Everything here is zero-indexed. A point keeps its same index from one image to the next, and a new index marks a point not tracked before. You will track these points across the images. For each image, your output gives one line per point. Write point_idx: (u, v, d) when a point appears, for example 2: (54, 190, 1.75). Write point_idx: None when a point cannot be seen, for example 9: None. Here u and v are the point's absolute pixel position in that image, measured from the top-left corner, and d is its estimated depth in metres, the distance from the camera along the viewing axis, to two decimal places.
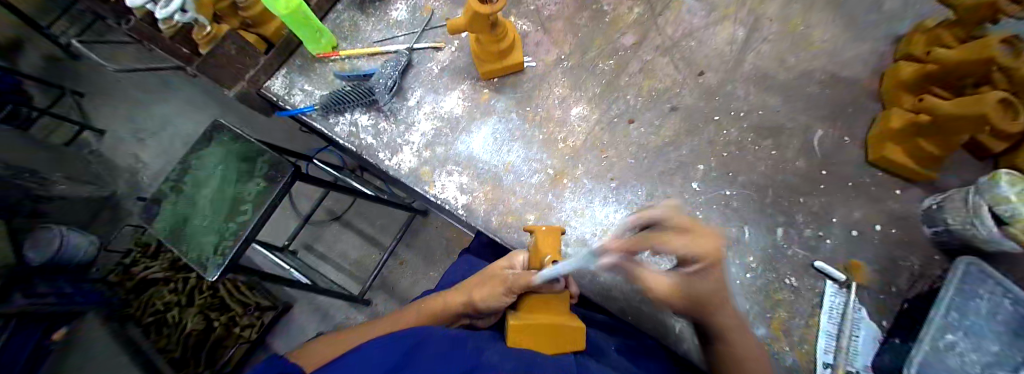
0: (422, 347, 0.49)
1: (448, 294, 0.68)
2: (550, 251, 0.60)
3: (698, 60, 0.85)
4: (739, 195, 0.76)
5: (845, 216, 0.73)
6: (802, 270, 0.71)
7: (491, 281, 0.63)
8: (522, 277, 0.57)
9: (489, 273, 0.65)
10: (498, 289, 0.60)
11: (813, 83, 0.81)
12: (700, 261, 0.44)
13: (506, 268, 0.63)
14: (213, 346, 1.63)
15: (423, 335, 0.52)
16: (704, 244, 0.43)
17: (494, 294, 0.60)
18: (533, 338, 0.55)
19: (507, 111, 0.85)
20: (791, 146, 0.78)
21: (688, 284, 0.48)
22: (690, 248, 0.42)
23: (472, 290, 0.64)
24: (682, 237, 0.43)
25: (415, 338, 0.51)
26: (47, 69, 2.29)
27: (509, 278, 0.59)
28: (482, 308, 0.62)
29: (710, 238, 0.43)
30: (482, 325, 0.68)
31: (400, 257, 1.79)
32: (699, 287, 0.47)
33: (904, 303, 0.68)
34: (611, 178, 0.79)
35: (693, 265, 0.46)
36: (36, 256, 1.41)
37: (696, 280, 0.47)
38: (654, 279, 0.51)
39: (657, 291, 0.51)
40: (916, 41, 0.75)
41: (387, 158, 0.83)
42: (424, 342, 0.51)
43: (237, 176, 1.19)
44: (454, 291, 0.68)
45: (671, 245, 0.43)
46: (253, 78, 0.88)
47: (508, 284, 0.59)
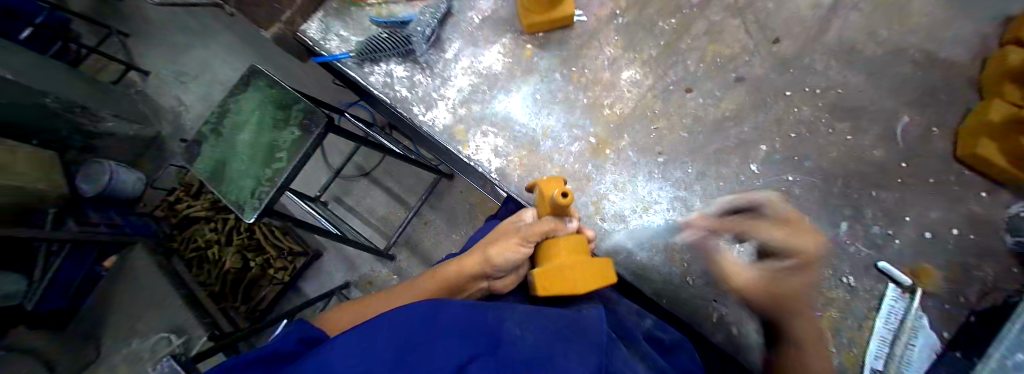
0: (438, 316, 0.47)
1: (463, 258, 0.65)
2: (551, 190, 0.55)
3: (774, 25, 0.75)
4: (804, 182, 0.69)
5: (923, 216, 0.65)
6: (862, 270, 0.65)
7: (505, 235, 0.62)
8: (533, 226, 0.58)
9: (502, 229, 0.65)
10: (516, 242, 0.59)
11: (908, 61, 0.70)
12: (795, 255, 0.50)
13: (517, 223, 0.64)
14: (250, 284, 1.76)
15: (437, 302, 0.49)
16: (802, 236, 0.50)
17: (511, 246, 0.59)
18: (565, 284, 0.53)
19: (550, 70, 0.79)
20: (871, 132, 0.69)
21: (772, 280, 0.52)
22: (789, 237, 0.50)
23: (488, 247, 0.62)
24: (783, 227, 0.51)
25: (429, 303, 0.49)
26: (97, 8, 2.37)
27: (521, 228, 0.60)
28: (501, 267, 0.61)
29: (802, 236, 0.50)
30: (499, 288, 0.66)
31: (425, 218, 1.81)
32: (792, 281, 0.51)
33: (972, 315, 0.60)
34: (658, 152, 0.73)
35: (782, 260, 0.51)
36: (89, 187, 1.60)
37: (786, 276, 0.51)
38: (743, 271, 0.54)
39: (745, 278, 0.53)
40: None
41: (421, 113, 0.80)
42: (439, 308, 0.48)
43: (272, 123, 1.19)
44: (469, 253, 0.65)
45: (775, 231, 0.51)
46: (289, 20, 0.85)
47: (522, 234, 0.59)
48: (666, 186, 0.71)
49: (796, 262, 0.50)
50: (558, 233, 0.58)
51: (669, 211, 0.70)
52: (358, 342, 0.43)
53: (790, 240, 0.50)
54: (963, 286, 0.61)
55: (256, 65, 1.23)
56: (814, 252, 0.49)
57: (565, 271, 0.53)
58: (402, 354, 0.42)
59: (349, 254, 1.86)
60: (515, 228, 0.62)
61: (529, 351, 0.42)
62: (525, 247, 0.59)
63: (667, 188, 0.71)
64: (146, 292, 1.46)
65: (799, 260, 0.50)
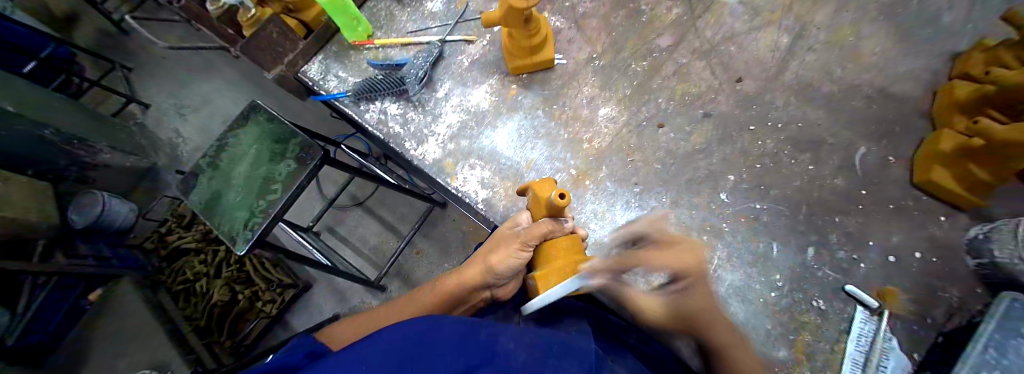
0: (436, 332, 0.48)
1: (464, 269, 0.67)
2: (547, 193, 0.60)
3: (736, 66, 0.83)
4: (771, 210, 0.73)
5: (884, 241, 0.69)
6: (830, 294, 0.68)
7: (504, 243, 0.63)
8: (533, 230, 0.60)
9: (500, 237, 0.65)
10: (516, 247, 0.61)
11: (860, 97, 0.77)
12: (685, 275, 0.51)
13: (513, 228, 0.65)
14: (235, 319, 1.75)
15: (434, 319, 0.50)
16: (682, 256, 0.50)
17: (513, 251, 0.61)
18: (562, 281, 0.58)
19: (534, 107, 0.85)
20: (830, 162, 0.74)
21: (676, 303, 0.52)
22: (667, 258, 0.51)
23: (488, 256, 0.63)
24: (665, 252, 0.51)
25: (427, 321, 0.49)
26: (103, 43, 2.45)
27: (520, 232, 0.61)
28: (500, 275, 0.62)
29: (685, 254, 0.51)
30: (501, 295, 0.68)
31: (417, 247, 1.83)
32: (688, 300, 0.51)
33: (940, 335, 0.63)
34: (634, 183, 0.78)
35: (674, 283, 0.52)
36: (79, 219, 1.62)
37: (681, 298, 0.52)
38: (648, 301, 0.54)
39: (651, 310, 0.54)
40: (975, 60, 0.69)
41: (412, 148, 0.84)
42: (435, 327, 0.49)
43: (270, 156, 1.23)
44: (469, 264, 0.67)
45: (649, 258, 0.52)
46: (291, 62, 0.91)
47: (522, 239, 0.60)
48: (643, 214, 0.75)
49: (682, 280, 0.51)
50: (556, 234, 0.61)
51: None
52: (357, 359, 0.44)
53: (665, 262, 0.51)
54: (929, 308, 0.65)
55: (257, 100, 1.29)
56: (693, 267, 0.50)
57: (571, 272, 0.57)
58: (403, 361, 0.43)
59: (340, 285, 1.85)
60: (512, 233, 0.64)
61: (523, 364, 0.46)
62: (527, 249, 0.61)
63: (645, 216, 0.75)
64: (134, 324, 1.42)
65: (685, 279, 0.51)
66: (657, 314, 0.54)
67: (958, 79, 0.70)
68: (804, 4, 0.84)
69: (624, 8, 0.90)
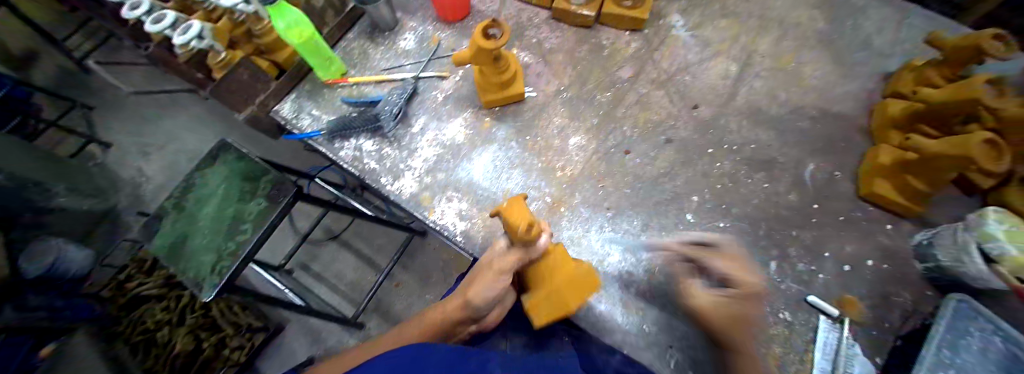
0: (422, 360, 0.48)
1: (447, 300, 0.67)
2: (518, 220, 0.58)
3: (693, 93, 0.89)
4: (734, 227, 0.78)
5: (838, 251, 0.74)
6: (796, 305, 0.71)
7: (482, 272, 0.63)
8: (506, 258, 0.62)
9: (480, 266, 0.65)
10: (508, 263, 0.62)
11: (804, 119, 0.84)
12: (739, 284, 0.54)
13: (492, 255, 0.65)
14: (202, 366, 1.64)
15: (421, 349, 0.50)
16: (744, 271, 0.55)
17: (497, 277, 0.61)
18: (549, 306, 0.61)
19: (508, 139, 0.88)
20: (783, 179, 0.80)
21: (724, 304, 0.53)
22: (734, 270, 0.55)
23: (467, 288, 0.63)
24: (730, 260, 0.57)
25: (416, 348, 0.50)
26: (61, 81, 2.36)
27: (495, 262, 0.62)
28: (481, 306, 0.61)
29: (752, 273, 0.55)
30: (488, 322, 0.68)
31: (397, 278, 1.79)
32: (741, 308, 0.53)
33: (897, 339, 0.67)
34: (607, 207, 0.81)
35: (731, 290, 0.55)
36: (33, 269, 1.47)
37: (731, 305, 0.53)
38: (699, 296, 0.55)
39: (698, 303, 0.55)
40: (904, 80, 0.77)
41: (388, 183, 0.85)
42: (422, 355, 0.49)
43: (239, 195, 1.20)
44: (451, 296, 0.67)
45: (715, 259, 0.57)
46: (263, 103, 0.91)
47: (497, 268, 0.61)
48: (617, 236, 0.78)
49: (742, 294, 0.54)
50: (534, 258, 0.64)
51: (622, 261, 0.76)
52: None
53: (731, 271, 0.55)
54: (884, 312, 0.69)
55: (226, 139, 1.27)
56: (756, 287, 0.53)
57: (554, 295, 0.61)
58: None
59: (316, 324, 1.80)
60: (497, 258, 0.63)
61: None
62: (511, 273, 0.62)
63: (619, 238, 0.78)
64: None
65: (746, 291, 0.53)
66: (703, 310, 0.54)
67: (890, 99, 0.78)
68: (747, 36, 0.93)
69: (587, 43, 0.96)
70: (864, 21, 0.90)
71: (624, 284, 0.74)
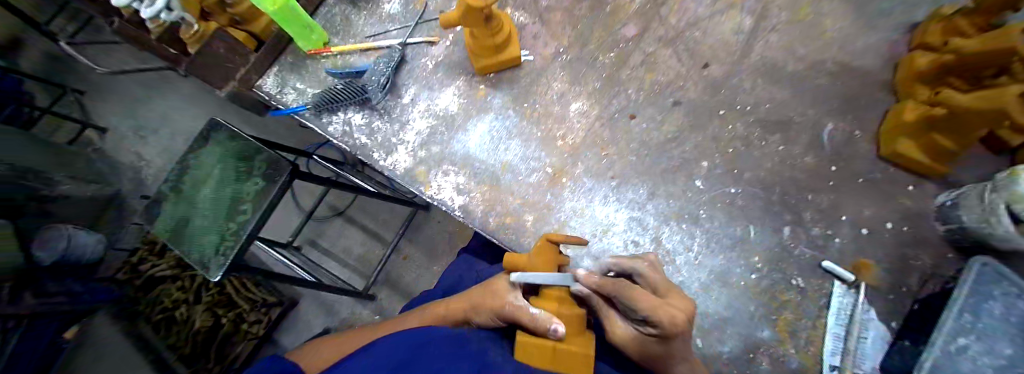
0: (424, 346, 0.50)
1: (452, 301, 0.66)
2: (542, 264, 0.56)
3: (703, 51, 0.82)
4: (745, 193, 0.74)
5: (855, 214, 0.71)
6: (809, 271, 0.69)
7: (490, 297, 0.60)
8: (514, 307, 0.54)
9: (490, 287, 0.62)
10: (509, 282, 0.60)
11: (824, 74, 0.78)
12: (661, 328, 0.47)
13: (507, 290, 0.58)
14: (223, 341, 1.71)
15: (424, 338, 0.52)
16: (661, 310, 0.47)
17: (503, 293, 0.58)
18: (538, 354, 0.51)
19: (504, 107, 0.83)
20: (800, 141, 0.75)
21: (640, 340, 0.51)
22: (661, 311, 0.47)
23: (473, 300, 0.63)
24: (649, 297, 0.48)
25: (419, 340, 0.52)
26: (49, 66, 2.30)
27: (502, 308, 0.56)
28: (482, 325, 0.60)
29: (667, 311, 0.47)
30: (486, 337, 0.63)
31: (403, 253, 1.79)
32: (665, 347, 0.50)
33: (916, 303, 0.65)
34: (611, 176, 0.77)
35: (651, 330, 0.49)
36: (47, 255, 1.45)
37: (653, 343, 0.50)
38: (621, 328, 0.53)
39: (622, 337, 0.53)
40: (932, 32, 0.70)
41: (381, 159, 0.81)
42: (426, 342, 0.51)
43: (235, 176, 1.18)
44: (456, 299, 0.66)
45: (634, 299, 0.48)
46: (245, 78, 0.86)
47: (501, 311, 0.56)
48: (622, 206, 0.75)
49: (662, 335, 0.48)
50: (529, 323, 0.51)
51: (626, 232, 0.73)
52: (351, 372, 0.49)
53: (649, 314, 0.47)
54: (903, 276, 0.67)
55: (215, 118, 1.23)
56: (676, 330, 0.46)
57: (546, 317, 0.51)
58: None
59: (327, 299, 1.82)
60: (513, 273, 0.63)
61: None
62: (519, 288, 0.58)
63: (624, 209, 0.75)
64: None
65: (666, 333, 0.47)
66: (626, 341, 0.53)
67: (919, 50, 0.71)
68: None
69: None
70: None
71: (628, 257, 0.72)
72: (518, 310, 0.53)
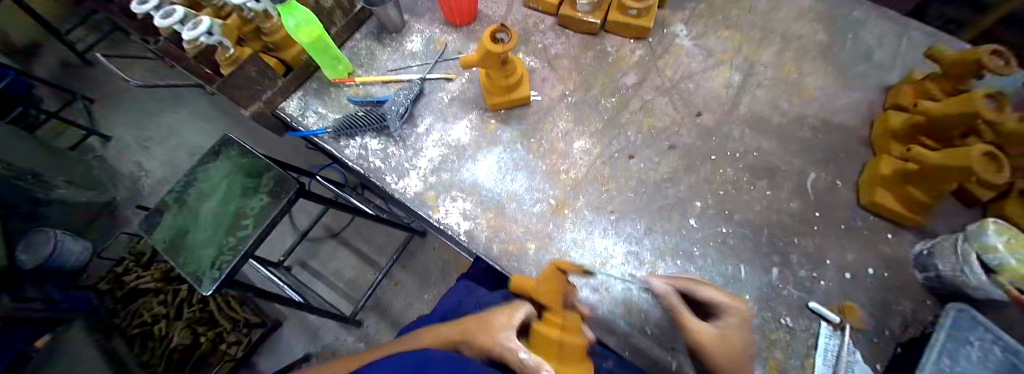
0: (427, 365, 0.52)
1: (445, 326, 0.68)
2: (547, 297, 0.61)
3: (696, 101, 0.90)
4: (736, 233, 0.78)
5: (839, 257, 0.75)
6: (797, 311, 0.72)
7: (488, 328, 0.62)
8: (508, 348, 0.58)
9: (485, 317, 0.64)
10: (506, 316, 0.63)
11: (806, 128, 0.85)
12: (732, 310, 0.61)
13: (504, 325, 0.61)
14: (199, 361, 1.66)
15: (427, 357, 0.54)
16: (735, 299, 0.62)
17: (498, 329, 0.61)
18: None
19: (513, 141, 0.88)
20: (785, 188, 0.80)
21: (723, 337, 0.58)
22: (727, 298, 0.62)
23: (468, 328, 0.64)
24: (721, 292, 0.64)
25: (420, 359, 0.54)
26: (65, 73, 2.38)
27: (500, 343, 0.59)
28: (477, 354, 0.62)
29: (737, 299, 0.63)
30: None
31: (395, 279, 1.78)
32: (738, 338, 0.59)
33: (898, 347, 0.67)
34: (610, 210, 0.82)
35: (725, 318, 0.61)
36: (29, 260, 1.51)
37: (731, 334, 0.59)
38: (702, 330, 0.58)
39: (704, 338, 0.57)
40: (903, 93, 0.79)
41: (393, 182, 0.85)
42: (428, 360, 0.54)
43: (241, 191, 1.20)
44: (450, 325, 0.68)
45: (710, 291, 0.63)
46: (269, 100, 0.92)
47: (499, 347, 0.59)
48: (620, 240, 0.79)
49: (736, 319, 0.60)
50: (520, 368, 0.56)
51: (623, 265, 0.77)
52: None
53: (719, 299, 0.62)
54: (885, 320, 0.70)
55: (230, 135, 1.28)
56: (745, 312, 0.61)
57: (535, 365, 0.55)
58: None
59: (314, 322, 1.79)
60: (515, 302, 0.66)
61: None
62: (516, 322, 0.62)
63: (622, 242, 0.79)
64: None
65: (737, 316, 0.61)
66: (710, 343, 0.57)
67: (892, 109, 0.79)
68: (750, 45, 0.94)
69: (592, 50, 0.97)
70: (866, 32, 0.91)
71: (626, 289, 0.74)
72: (510, 351, 0.57)
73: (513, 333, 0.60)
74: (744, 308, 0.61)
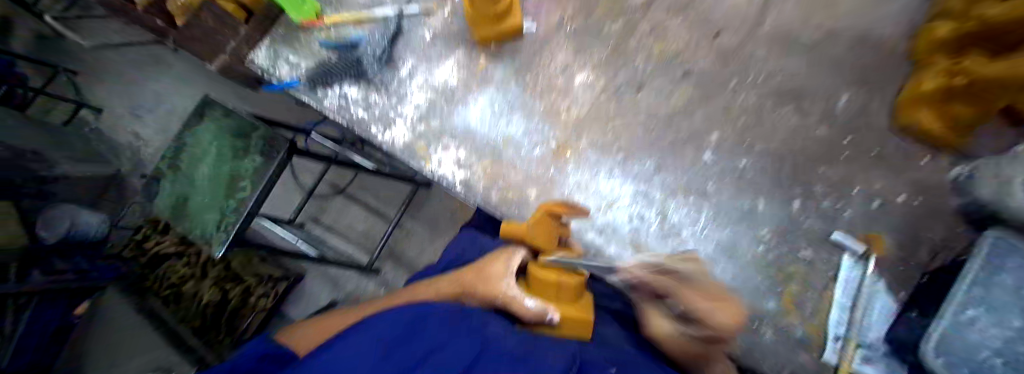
0: (425, 320, 0.50)
1: (444, 281, 0.67)
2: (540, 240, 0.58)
3: (715, 18, 0.77)
4: (756, 166, 0.72)
5: (867, 186, 0.68)
6: (818, 242, 0.68)
7: (487, 278, 0.60)
8: (510, 297, 0.56)
9: (484, 268, 0.62)
10: (503, 264, 0.60)
11: (840, 45, 0.71)
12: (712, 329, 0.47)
13: (504, 272, 0.59)
14: (232, 315, 1.71)
15: (423, 313, 0.52)
16: (720, 311, 0.47)
17: (497, 278, 0.59)
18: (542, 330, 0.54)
19: (505, 80, 0.80)
20: (814, 112, 0.71)
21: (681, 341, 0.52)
22: (708, 312, 0.47)
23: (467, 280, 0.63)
24: (706, 298, 0.49)
25: (417, 314, 0.52)
26: (39, 46, 2.27)
27: (500, 290, 0.57)
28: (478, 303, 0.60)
29: (722, 311, 0.47)
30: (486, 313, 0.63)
31: (406, 228, 1.80)
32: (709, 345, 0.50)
33: (925, 276, 0.63)
34: (617, 149, 0.76)
35: (692, 329, 0.50)
36: (49, 235, 1.57)
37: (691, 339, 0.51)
38: (664, 327, 0.54)
39: (664, 336, 0.54)
40: None
41: (380, 133, 0.82)
42: (425, 315, 0.51)
43: (233, 153, 1.16)
44: (450, 278, 0.66)
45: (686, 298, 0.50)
46: (236, 52, 0.84)
47: (499, 295, 0.57)
48: (627, 180, 0.75)
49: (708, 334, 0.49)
50: (524, 316, 0.54)
51: (631, 206, 0.74)
52: (344, 352, 0.47)
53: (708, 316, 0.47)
54: (912, 248, 0.65)
55: (209, 95, 1.19)
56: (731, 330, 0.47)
57: (541, 309, 0.53)
58: (388, 350, 0.46)
59: (334, 273, 1.85)
60: (511, 249, 0.63)
61: (513, 346, 0.46)
62: (513, 269, 0.59)
63: (629, 183, 0.75)
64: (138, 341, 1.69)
65: (720, 333, 0.47)
66: (667, 340, 0.54)
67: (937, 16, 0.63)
68: None
69: None
70: None
71: (633, 230, 0.73)
72: (512, 298, 0.55)
73: (513, 279, 0.57)
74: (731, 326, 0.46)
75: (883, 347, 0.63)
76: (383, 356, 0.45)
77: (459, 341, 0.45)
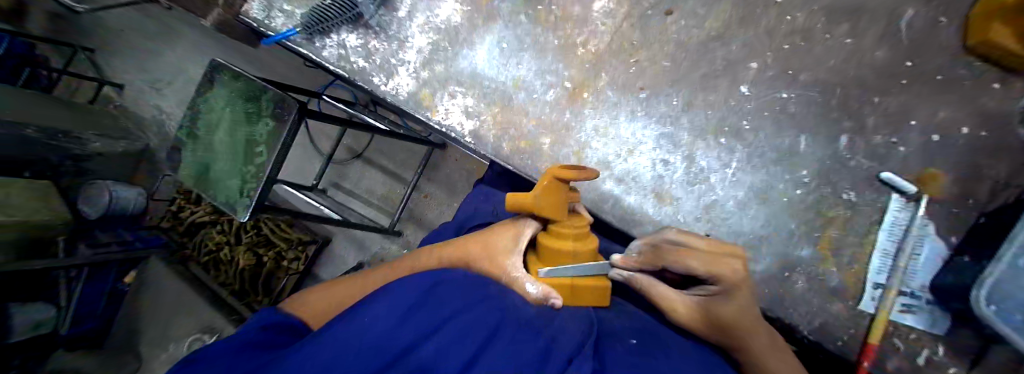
0: (440, 287, 0.49)
1: (443, 246, 0.63)
2: (551, 213, 0.47)
3: None
4: (799, 98, 0.64)
5: (926, 119, 0.58)
6: (863, 184, 0.62)
7: (489, 252, 0.55)
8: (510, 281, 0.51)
9: (488, 240, 0.57)
10: (511, 238, 0.55)
11: None
12: (718, 280, 0.47)
13: (510, 250, 0.53)
14: (268, 277, 1.84)
15: (439, 279, 0.50)
16: (720, 262, 0.46)
17: (503, 254, 0.54)
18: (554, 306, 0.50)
19: (515, 13, 0.74)
20: (872, 30, 0.60)
21: (706, 306, 0.48)
22: (705, 263, 0.47)
23: (467, 249, 0.59)
24: (698, 254, 0.47)
25: (430, 281, 0.50)
26: (54, 25, 2.30)
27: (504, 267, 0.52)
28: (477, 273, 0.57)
29: (723, 261, 0.47)
30: None
31: (424, 191, 1.80)
32: (725, 306, 0.47)
33: (981, 217, 0.56)
34: (640, 87, 0.70)
35: (711, 287, 0.48)
36: (92, 211, 1.67)
37: (721, 304, 0.47)
38: (675, 304, 0.49)
39: (679, 313, 0.49)
40: None
41: (383, 83, 0.78)
42: (442, 281, 0.50)
43: (247, 118, 1.14)
44: (448, 245, 0.63)
45: (688, 262, 0.47)
46: (229, 2, 0.79)
47: (503, 274, 0.52)
48: (649, 123, 0.70)
49: (723, 287, 0.47)
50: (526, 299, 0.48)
51: (656, 151, 0.70)
52: (356, 322, 0.45)
53: (705, 265, 0.46)
54: (972, 186, 0.57)
55: (216, 59, 1.16)
56: (738, 274, 0.46)
57: (541, 294, 0.47)
58: (404, 317, 0.44)
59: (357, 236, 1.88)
60: (520, 222, 0.56)
61: (534, 314, 0.45)
62: (523, 245, 0.54)
63: (652, 126, 0.70)
64: (187, 309, 1.67)
65: (724, 282, 0.46)
66: (685, 314, 0.49)
67: None
68: None
69: None
70: None
71: (657, 177, 0.71)
72: (513, 280, 0.51)
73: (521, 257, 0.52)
74: (733, 271, 0.46)
75: (927, 296, 0.59)
76: (400, 325, 0.43)
77: (475, 309, 0.44)
